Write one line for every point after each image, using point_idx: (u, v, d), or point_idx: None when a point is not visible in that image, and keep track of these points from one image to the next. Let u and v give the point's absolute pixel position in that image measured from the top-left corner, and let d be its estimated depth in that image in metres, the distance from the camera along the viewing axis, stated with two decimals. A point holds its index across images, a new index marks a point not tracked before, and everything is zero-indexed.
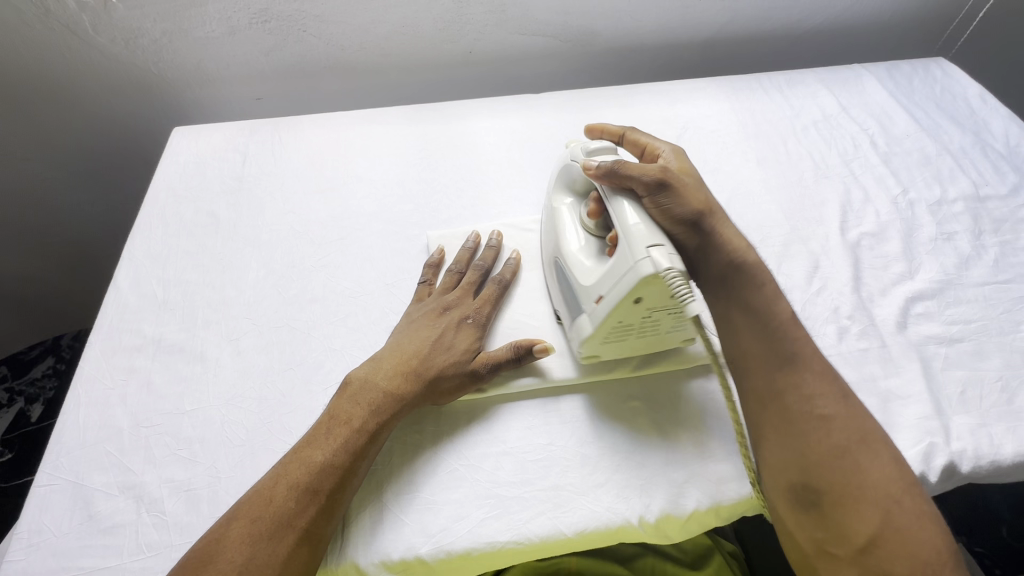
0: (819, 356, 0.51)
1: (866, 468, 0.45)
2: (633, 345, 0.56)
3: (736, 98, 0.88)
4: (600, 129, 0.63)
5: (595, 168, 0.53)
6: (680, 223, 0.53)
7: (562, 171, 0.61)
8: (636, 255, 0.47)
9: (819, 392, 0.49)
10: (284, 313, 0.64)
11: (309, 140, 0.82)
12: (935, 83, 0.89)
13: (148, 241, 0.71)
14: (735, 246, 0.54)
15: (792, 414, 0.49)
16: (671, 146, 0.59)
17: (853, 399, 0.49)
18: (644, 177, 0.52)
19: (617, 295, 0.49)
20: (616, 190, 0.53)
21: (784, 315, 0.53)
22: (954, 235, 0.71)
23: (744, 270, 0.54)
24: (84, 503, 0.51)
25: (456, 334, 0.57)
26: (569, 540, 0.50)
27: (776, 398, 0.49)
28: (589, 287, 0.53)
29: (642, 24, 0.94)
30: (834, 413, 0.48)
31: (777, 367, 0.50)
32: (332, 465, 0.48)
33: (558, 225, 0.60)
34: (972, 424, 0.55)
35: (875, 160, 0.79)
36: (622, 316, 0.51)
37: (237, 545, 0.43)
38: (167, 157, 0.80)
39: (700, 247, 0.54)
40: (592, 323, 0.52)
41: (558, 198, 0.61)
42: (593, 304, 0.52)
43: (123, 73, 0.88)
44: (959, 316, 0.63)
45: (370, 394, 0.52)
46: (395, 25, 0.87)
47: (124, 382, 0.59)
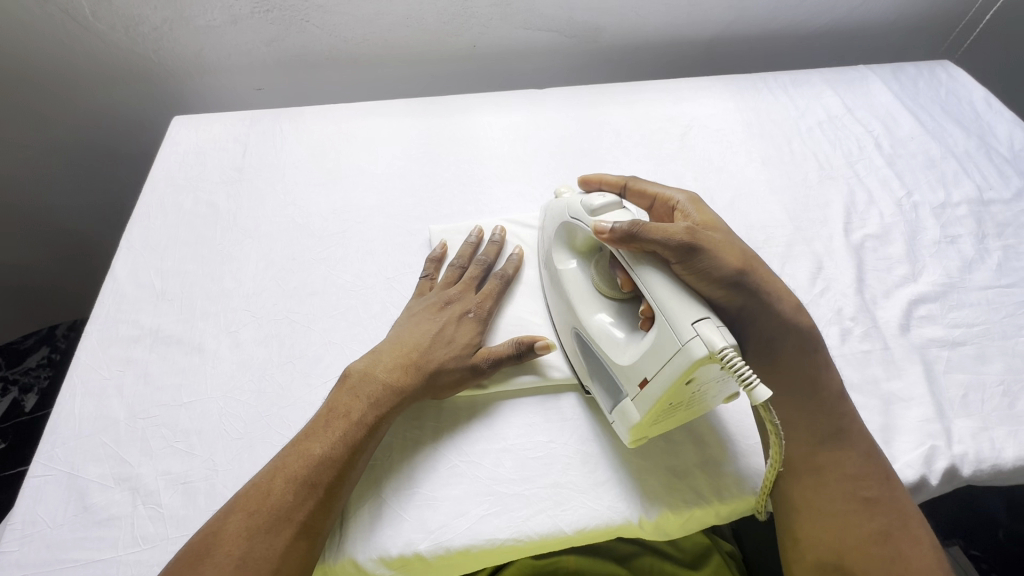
0: (864, 435, 0.52)
1: (906, 556, 0.45)
2: (677, 420, 0.51)
3: (742, 97, 0.87)
4: (599, 180, 0.63)
5: (610, 232, 0.50)
6: (720, 285, 0.49)
7: (560, 229, 0.58)
8: (683, 335, 0.44)
9: (862, 474, 0.49)
10: (283, 305, 0.63)
11: (310, 131, 0.81)
12: (940, 86, 0.89)
13: (146, 231, 0.70)
14: (783, 306, 0.52)
15: (831, 493, 0.49)
16: (686, 194, 0.57)
17: (895, 483, 0.50)
18: (669, 241, 0.48)
19: (667, 378, 0.45)
20: (639, 255, 0.49)
21: (833, 387, 0.53)
22: (957, 238, 0.71)
23: (794, 331, 0.52)
24: (79, 494, 0.51)
25: (457, 328, 0.56)
26: (570, 538, 0.50)
27: (815, 474, 0.50)
28: (629, 367, 0.48)
29: (647, 20, 0.93)
30: (875, 497, 0.48)
31: (821, 444, 0.51)
32: (330, 457, 0.48)
33: (566, 289, 0.57)
34: (974, 427, 0.55)
35: (880, 162, 0.79)
36: (671, 399, 0.46)
37: (234, 538, 0.43)
38: (167, 146, 0.79)
39: (744, 308, 0.51)
40: (640, 408, 0.48)
41: (560, 259, 0.59)
42: (638, 388, 0.48)
43: (122, 61, 0.87)
44: (962, 319, 0.63)
45: (370, 387, 0.52)
46: (399, 18, 0.86)
47: (121, 373, 0.58)
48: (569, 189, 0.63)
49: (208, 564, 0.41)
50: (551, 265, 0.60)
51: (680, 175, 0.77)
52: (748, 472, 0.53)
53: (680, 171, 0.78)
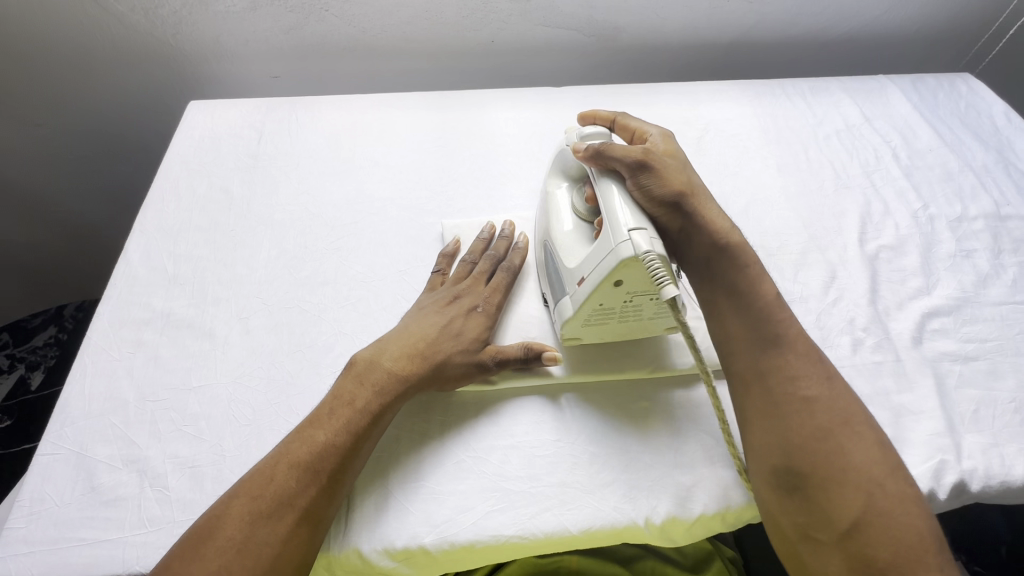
0: (802, 336, 0.51)
1: (849, 451, 0.45)
2: (617, 328, 0.56)
3: (759, 102, 0.87)
4: (593, 115, 0.62)
5: (584, 150, 0.55)
6: (662, 206, 0.54)
7: (559, 153, 0.60)
8: (617, 239, 0.48)
9: (804, 373, 0.49)
10: (294, 294, 0.63)
11: (325, 121, 0.81)
12: (960, 99, 0.88)
13: (160, 214, 0.70)
14: (715, 227, 0.54)
15: (774, 396, 0.48)
16: (661, 130, 0.60)
17: (837, 381, 0.49)
18: (626, 158, 0.53)
19: (597, 278, 0.50)
20: (603, 171, 0.54)
21: (767, 296, 0.53)
22: (972, 253, 0.70)
23: (725, 251, 0.54)
24: (87, 474, 0.51)
25: (465, 322, 0.56)
26: (575, 538, 0.50)
27: (760, 380, 0.49)
28: (574, 268, 0.53)
29: (666, 22, 0.93)
30: (816, 395, 0.48)
31: (760, 349, 0.50)
32: (334, 445, 0.47)
33: (547, 209, 0.60)
34: (984, 444, 0.55)
35: (897, 173, 0.78)
36: (602, 299, 0.51)
37: (236, 523, 0.43)
38: (182, 130, 0.79)
39: (683, 229, 0.54)
40: (573, 305, 0.53)
41: (553, 181, 0.61)
42: (575, 286, 0.53)
43: (140, 44, 0.87)
44: (975, 334, 0.63)
45: (375, 376, 0.52)
46: (419, 10, 0.86)
47: (132, 355, 0.58)
48: (571, 126, 0.61)
49: (212, 547, 0.42)
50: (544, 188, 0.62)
51: None
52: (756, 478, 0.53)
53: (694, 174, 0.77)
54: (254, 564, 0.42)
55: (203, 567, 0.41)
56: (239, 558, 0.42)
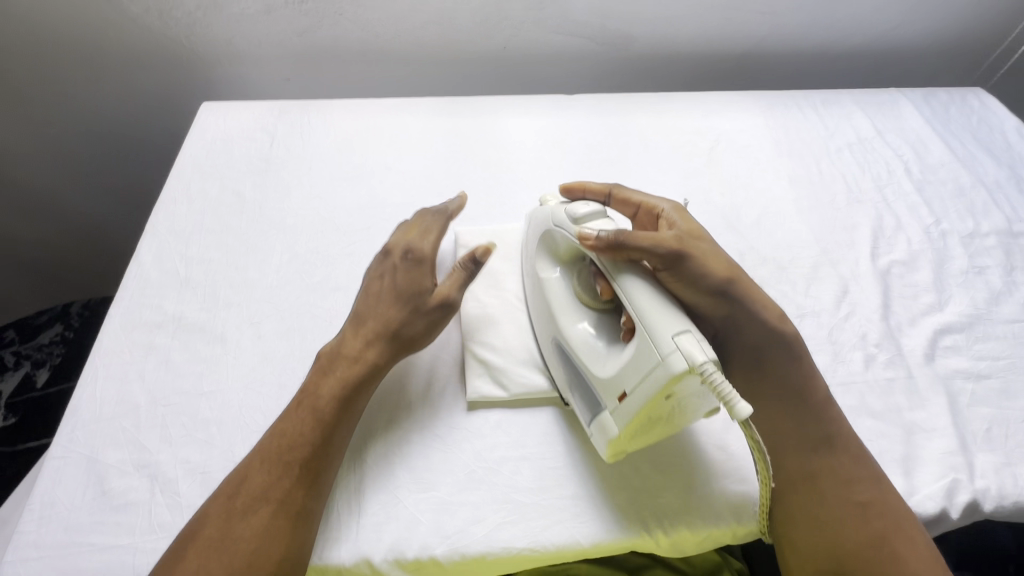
0: (852, 438, 0.52)
1: (904, 556, 0.46)
2: (657, 436, 0.51)
3: (771, 113, 0.87)
4: (581, 189, 0.61)
5: (595, 239, 0.49)
6: (707, 294, 0.52)
7: (545, 236, 0.57)
8: (663, 349, 0.43)
9: (857, 478, 0.50)
10: (306, 299, 0.63)
11: (338, 125, 0.81)
12: (972, 114, 0.88)
13: (172, 217, 0.70)
14: (767, 315, 0.54)
15: (828, 500, 0.49)
16: (671, 203, 0.58)
17: (885, 482, 0.50)
18: (657, 249, 0.49)
19: (645, 394, 0.44)
20: (622, 264, 0.49)
21: (819, 394, 0.53)
22: (985, 270, 0.70)
23: (779, 340, 0.54)
24: (97, 478, 0.51)
25: (399, 274, 0.56)
26: (584, 551, 0.49)
27: (810, 483, 0.50)
28: (610, 379, 0.48)
29: (679, 31, 0.93)
30: (869, 500, 0.49)
31: (813, 451, 0.51)
32: (304, 436, 0.47)
33: (550, 300, 0.56)
34: (997, 463, 0.55)
35: (909, 188, 0.78)
36: (651, 412, 0.46)
37: (215, 522, 0.44)
38: (194, 132, 0.79)
39: (728, 317, 0.53)
40: (619, 423, 0.48)
41: (544, 267, 0.58)
42: (617, 401, 0.47)
43: (153, 45, 0.87)
44: (987, 352, 0.63)
45: (338, 364, 0.52)
46: (433, 16, 0.86)
47: (143, 358, 0.58)
48: (554, 198, 0.60)
49: (196, 544, 0.42)
50: (534, 273, 0.59)
51: (706, 190, 0.77)
52: None
53: (706, 185, 0.77)
54: (232, 559, 0.42)
55: (184, 564, 0.41)
56: (218, 554, 0.42)
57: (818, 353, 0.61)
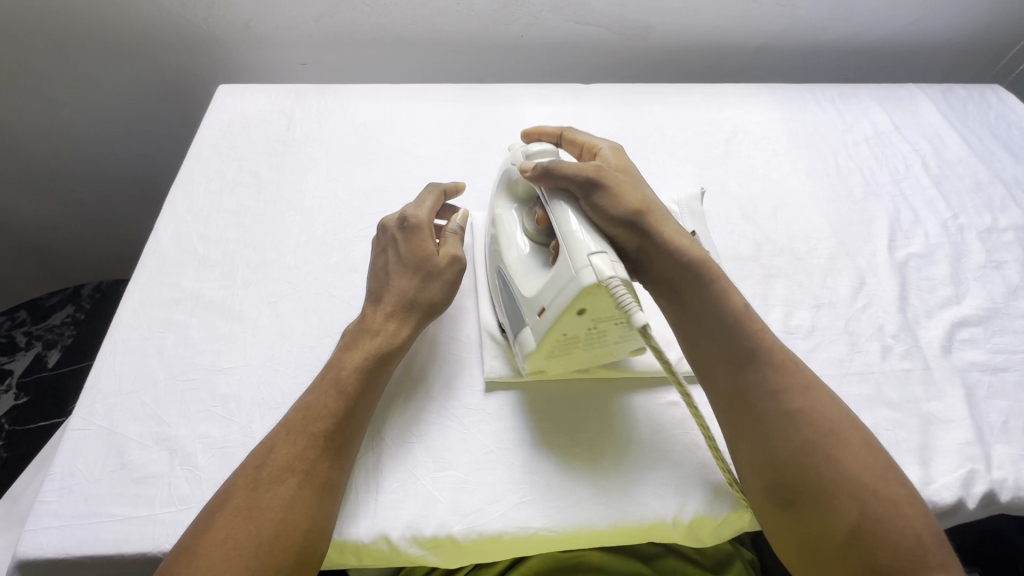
0: (779, 351, 0.50)
1: (841, 461, 0.45)
2: (582, 358, 0.53)
3: (788, 106, 0.86)
4: (537, 132, 0.62)
5: (532, 169, 0.51)
6: (619, 224, 0.51)
7: (504, 175, 0.58)
8: (578, 264, 0.44)
9: (785, 387, 0.48)
10: (324, 280, 0.63)
11: (354, 110, 0.81)
12: (990, 110, 0.88)
13: (190, 196, 0.70)
14: (680, 241, 0.52)
15: (759, 415, 0.48)
16: (611, 144, 0.59)
17: (818, 389, 0.49)
18: (578, 177, 0.50)
19: (558, 309, 0.46)
20: (556, 191, 0.50)
21: (738, 308, 0.51)
22: (1002, 264, 0.70)
23: (692, 266, 0.52)
24: (117, 451, 0.51)
25: (403, 245, 0.56)
26: (602, 533, 0.49)
27: (743, 400, 0.49)
28: (532, 297, 0.49)
29: (696, 24, 0.93)
30: (800, 408, 0.47)
31: (738, 367, 0.49)
32: (329, 410, 0.48)
33: (499, 234, 0.56)
34: (1014, 454, 0.55)
35: (926, 182, 0.78)
36: (565, 327, 0.47)
37: (242, 491, 0.43)
38: (211, 114, 0.79)
39: (641, 248, 0.52)
40: (535, 335, 0.49)
41: (499, 206, 0.58)
42: (535, 316, 0.49)
43: (170, 27, 0.87)
44: (1005, 345, 0.62)
45: (362, 339, 0.52)
46: (450, 2, 0.86)
47: (162, 334, 0.58)
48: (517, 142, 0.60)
49: (225, 511, 0.42)
50: (492, 213, 0.59)
51: (723, 180, 0.77)
52: None
53: (723, 176, 0.77)
54: (259, 529, 0.42)
55: (212, 533, 0.41)
56: (245, 522, 0.42)
57: (835, 343, 0.61)
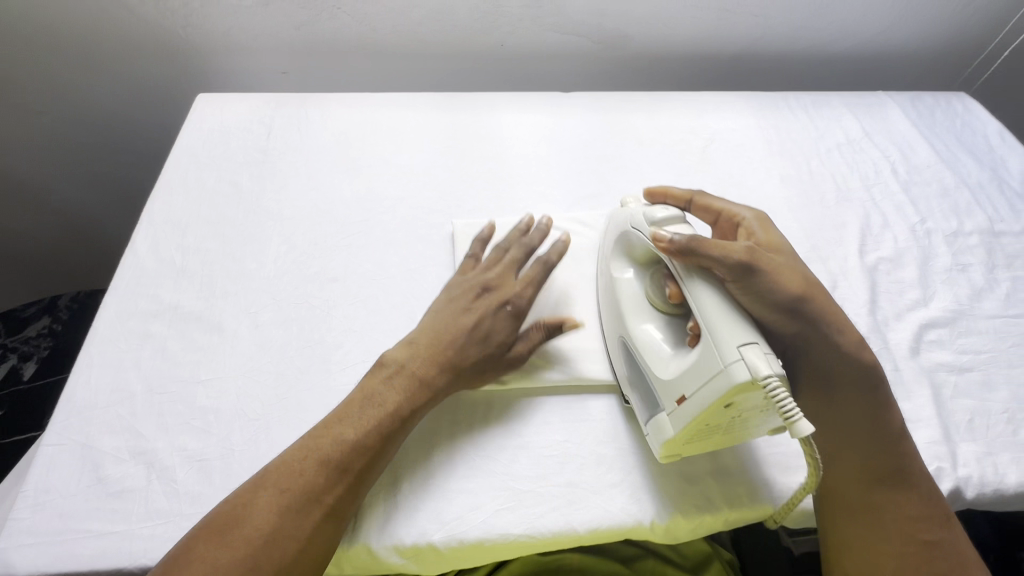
0: (925, 475, 0.50)
1: None
2: (714, 445, 0.50)
3: (763, 114, 0.88)
4: (663, 193, 0.61)
5: (668, 242, 0.48)
6: (780, 310, 0.49)
7: (620, 236, 0.57)
8: (727, 357, 0.42)
9: (925, 516, 0.48)
10: (304, 290, 0.63)
11: (335, 118, 0.81)
12: (956, 117, 0.91)
13: (168, 206, 0.70)
14: (841, 335, 0.51)
15: (887, 533, 0.48)
16: (753, 212, 0.57)
17: (954, 525, 0.49)
18: (727, 259, 0.46)
19: (704, 401, 0.44)
20: (691, 269, 0.47)
21: (893, 426, 0.51)
22: (968, 267, 0.72)
23: (852, 364, 0.51)
24: (93, 465, 0.50)
25: (494, 321, 0.56)
26: (582, 537, 0.50)
27: (873, 515, 0.49)
28: (672, 382, 0.48)
29: (673, 33, 0.94)
30: (936, 540, 0.48)
31: (880, 484, 0.49)
32: (362, 445, 0.47)
33: (620, 301, 0.56)
34: (979, 452, 0.57)
35: (895, 188, 0.80)
36: (709, 420, 0.45)
37: (265, 515, 0.43)
38: (190, 122, 0.79)
39: (800, 333, 0.50)
40: (676, 425, 0.47)
41: (617, 267, 0.58)
42: (674, 404, 0.47)
43: (148, 34, 0.87)
44: (970, 346, 0.65)
45: (402, 379, 0.51)
46: (431, 11, 0.87)
47: (139, 347, 0.58)
48: (633, 198, 0.61)
49: (235, 537, 0.42)
50: (607, 273, 0.59)
51: (700, 187, 0.78)
52: (774, 484, 0.53)
53: (700, 183, 0.79)
54: (279, 556, 0.42)
55: (223, 559, 0.41)
56: (269, 549, 0.42)
57: None
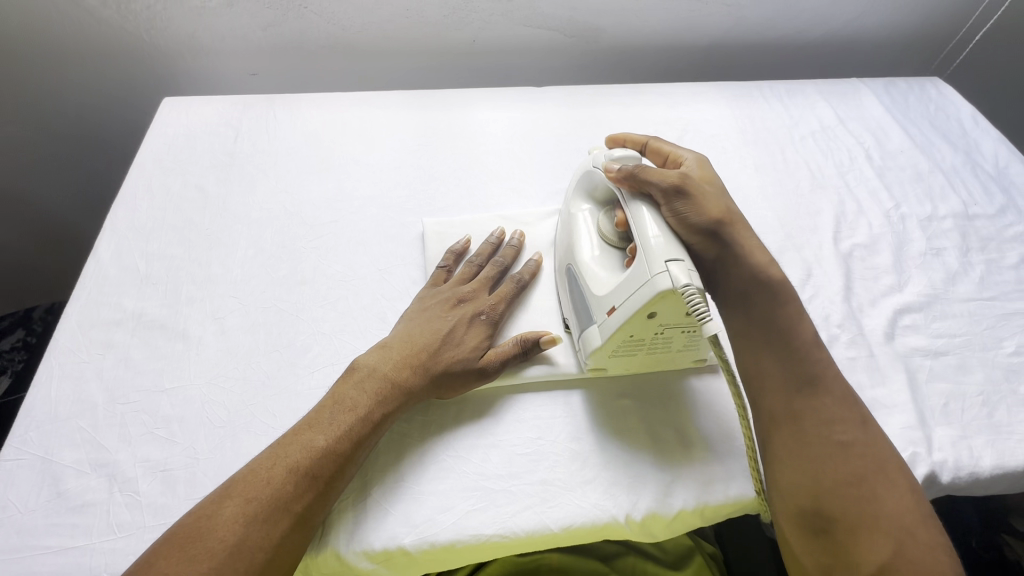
0: (839, 379, 0.50)
1: (883, 497, 0.44)
2: (639, 360, 0.55)
3: (737, 104, 0.88)
4: (623, 138, 0.63)
5: (617, 170, 0.54)
6: (696, 232, 0.53)
7: (581, 176, 0.60)
8: (654, 269, 0.47)
9: (840, 417, 0.48)
10: (272, 293, 0.62)
11: (305, 119, 0.80)
12: (930, 102, 0.91)
13: (132, 213, 0.68)
14: (756, 260, 0.54)
15: (810, 438, 0.47)
16: (697, 154, 0.59)
17: (872, 426, 0.49)
18: (662, 183, 0.53)
19: (631, 307, 0.49)
20: (635, 194, 0.54)
21: (806, 336, 0.52)
22: (942, 251, 0.72)
23: (766, 286, 0.53)
24: (52, 480, 0.49)
25: (467, 330, 0.55)
26: (555, 536, 0.49)
27: (794, 420, 0.48)
28: (603, 296, 0.52)
29: (646, 24, 0.94)
30: (852, 440, 0.47)
31: (797, 390, 0.49)
32: (334, 451, 0.47)
33: (570, 231, 0.59)
34: (954, 436, 0.56)
35: (870, 173, 0.80)
36: (633, 328, 0.50)
37: (229, 525, 0.42)
38: (155, 127, 0.78)
39: (718, 257, 0.54)
40: (603, 333, 0.52)
41: (574, 203, 0.61)
42: (605, 315, 0.52)
43: (113, 38, 0.85)
44: (945, 330, 0.64)
45: (374, 383, 0.51)
46: (399, 9, 0.86)
47: (101, 357, 0.56)
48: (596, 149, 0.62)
49: (199, 550, 0.40)
50: (564, 210, 0.62)
51: None
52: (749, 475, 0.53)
53: None
54: (246, 569, 0.41)
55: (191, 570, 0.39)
56: (229, 561, 0.40)
57: None
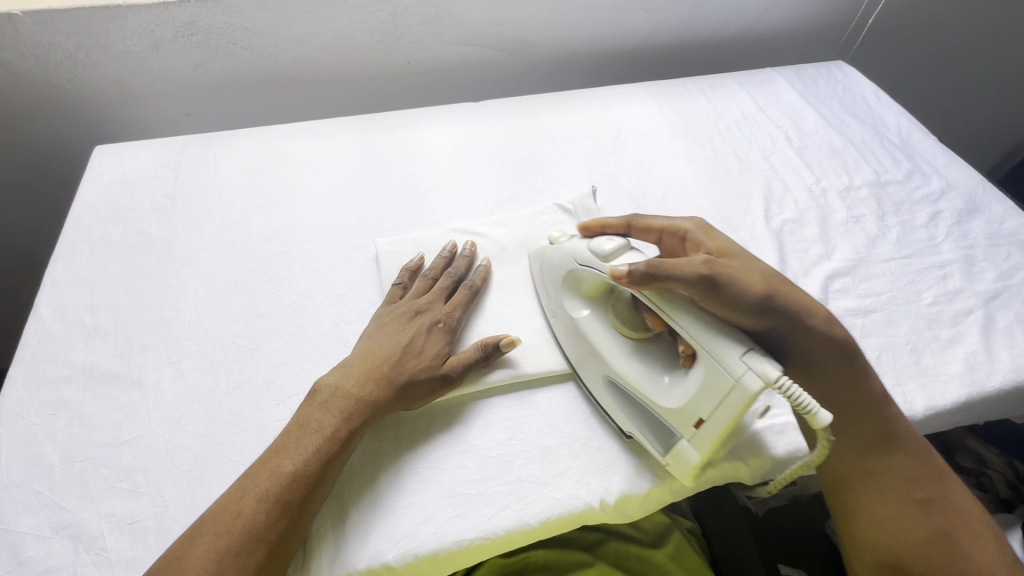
0: (915, 434, 0.54)
1: (970, 555, 0.48)
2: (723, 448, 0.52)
3: (664, 101, 0.93)
4: (599, 227, 0.60)
5: (627, 275, 0.48)
6: (750, 312, 0.50)
7: (568, 278, 0.58)
8: (736, 372, 0.44)
9: (918, 475, 0.52)
10: (229, 330, 0.62)
11: (245, 154, 0.80)
12: (837, 85, 0.99)
13: (71, 266, 0.67)
14: (815, 321, 0.53)
15: (888, 498, 0.52)
16: (694, 221, 0.57)
17: (950, 479, 0.53)
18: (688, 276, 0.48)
19: (723, 418, 0.46)
20: (660, 292, 0.48)
21: (878, 394, 0.54)
22: (861, 218, 0.78)
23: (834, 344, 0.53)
24: (10, 549, 0.47)
25: (426, 339, 0.56)
26: (535, 530, 0.51)
27: (871, 480, 0.53)
28: (681, 409, 0.49)
29: (572, 33, 0.98)
30: (930, 497, 0.51)
31: (871, 451, 0.53)
32: (302, 474, 0.47)
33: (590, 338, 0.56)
34: (890, 384, 0.61)
35: (791, 154, 0.86)
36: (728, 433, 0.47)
37: (200, 566, 0.41)
38: (89, 177, 0.76)
39: (776, 328, 0.52)
40: (697, 448, 0.49)
41: (574, 308, 0.58)
42: (692, 428, 0.48)
43: (32, 92, 0.82)
44: (870, 289, 0.70)
45: (339, 401, 0.51)
46: (330, 37, 0.87)
47: (53, 417, 0.55)
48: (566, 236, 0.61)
49: None
50: (564, 313, 0.59)
51: (614, 176, 0.82)
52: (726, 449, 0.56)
53: (614, 172, 0.82)
54: None
55: None
56: None
57: None
